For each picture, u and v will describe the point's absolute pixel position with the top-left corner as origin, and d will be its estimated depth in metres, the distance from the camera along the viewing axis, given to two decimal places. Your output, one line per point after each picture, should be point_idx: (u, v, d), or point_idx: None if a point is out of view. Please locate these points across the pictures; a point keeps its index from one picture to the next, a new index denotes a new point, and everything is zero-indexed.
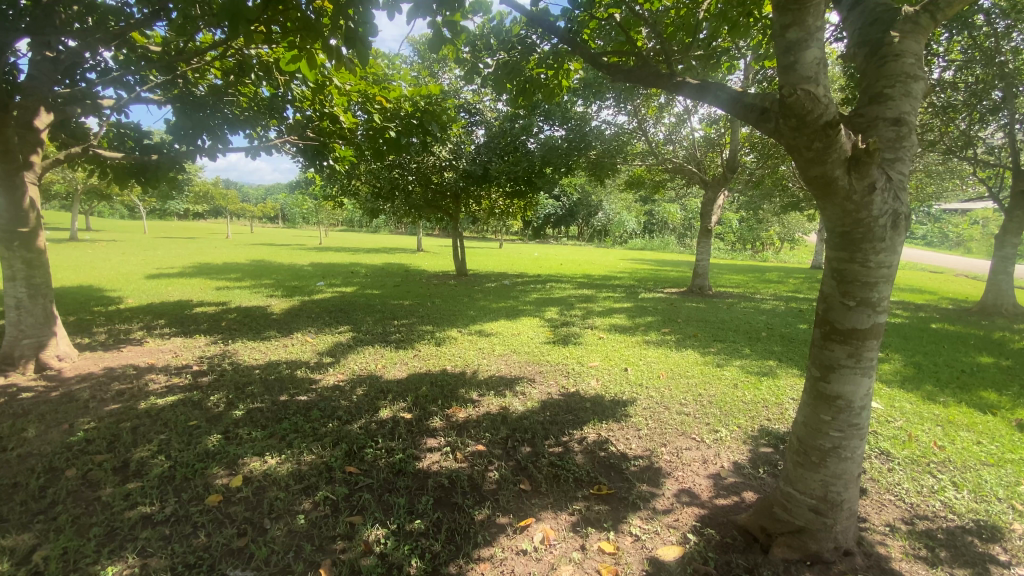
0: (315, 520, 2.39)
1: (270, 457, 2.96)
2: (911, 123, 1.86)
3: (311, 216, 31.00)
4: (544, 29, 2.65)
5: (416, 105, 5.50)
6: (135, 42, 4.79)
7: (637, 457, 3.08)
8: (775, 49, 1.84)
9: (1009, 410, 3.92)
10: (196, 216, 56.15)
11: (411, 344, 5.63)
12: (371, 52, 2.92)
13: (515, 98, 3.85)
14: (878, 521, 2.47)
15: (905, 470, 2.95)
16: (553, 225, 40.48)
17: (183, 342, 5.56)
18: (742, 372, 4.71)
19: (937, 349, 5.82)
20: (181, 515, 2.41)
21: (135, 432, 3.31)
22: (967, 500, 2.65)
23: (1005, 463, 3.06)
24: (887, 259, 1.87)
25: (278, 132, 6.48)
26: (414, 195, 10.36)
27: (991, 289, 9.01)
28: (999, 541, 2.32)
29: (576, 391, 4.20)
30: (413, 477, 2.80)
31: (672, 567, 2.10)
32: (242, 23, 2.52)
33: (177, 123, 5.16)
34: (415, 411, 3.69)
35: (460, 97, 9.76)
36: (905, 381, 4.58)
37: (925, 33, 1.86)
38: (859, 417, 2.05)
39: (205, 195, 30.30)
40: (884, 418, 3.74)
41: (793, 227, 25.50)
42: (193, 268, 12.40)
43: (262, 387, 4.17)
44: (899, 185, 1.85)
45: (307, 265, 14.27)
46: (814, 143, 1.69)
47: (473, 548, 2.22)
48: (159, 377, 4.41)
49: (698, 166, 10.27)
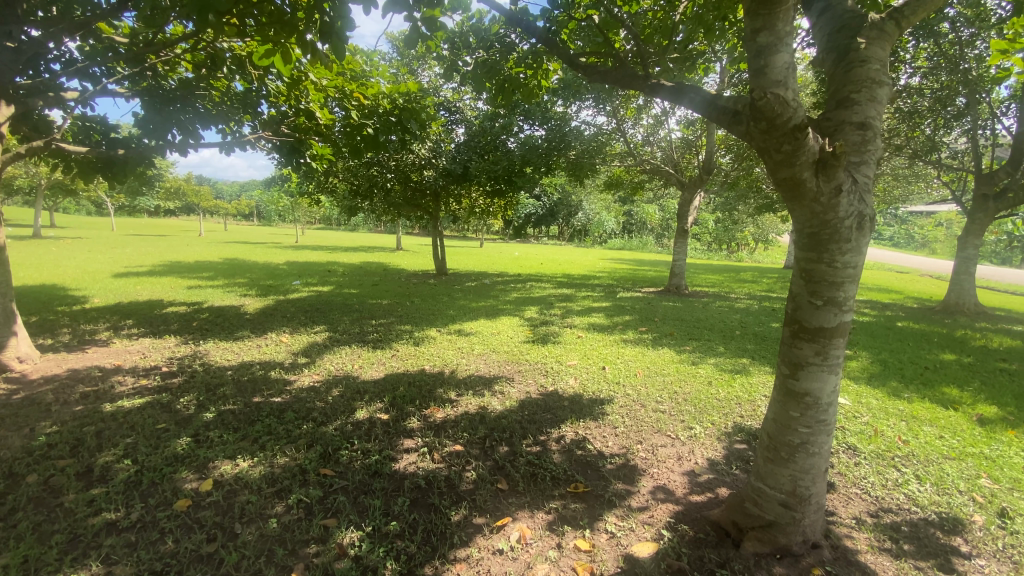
0: (288, 524, 2.35)
1: (242, 460, 2.90)
2: (876, 128, 1.92)
3: (287, 215, 30.39)
4: (522, 28, 2.66)
5: (394, 102, 5.41)
6: (101, 32, 4.62)
7: (613, 454, 3.11)
8: (746, 52, 1.88)
9: (969, 406, 4.08)
10: (167, 214, 54.46)
11: (389, 344, 5.57)
12: (347, 48, 2.86)
13: (494, 98, 3.82)
14: (845, 515, 2.54)
15: (871, 464, 3.05)
16: (534, 225, 40.64)
17: (152, 343, 5.41)
18: (716, 370, 4.80)
19: (902, 347, 6.02)
20: (148, 522, 2.34)
21: (100, 435, 3.20)
22: (930, 493, 2.75)
23: (966, 457, 3.18)
24: (852, 259, 1.92)
25: (252, 128, 6.34)
26: (393, 194, 10.23)
27: (954, 288, 9.34)
28: (960, 533, 2.40)
29: (554, 391, 4.20)
30: (389, 478, 2.77)
31: (647, 564, 2.12)
32: (213, 14, 2.45)
33: (145, 116, 4.95)
34: (392, 412, 3.66)
35: (440, 95, 9.73)
36: (872, 378, 4.73)
37: (890, 39, 1.92)
38: (826, 414, 2.10)
39: (176, 191, 29.47)
40: (852, 413, 3.86)
41: (766, 227, 26.12)
42: (162, 268, 11.98)
43: (234, 388, 4.08)
44: (864, 188, 1.91)
45: (283, 264, 13.97)
46: (783, 146, 1.73)
47: (450, 549, 2.21)
48: (126, 379, 4.27)
49: (675, 167, 10.41)
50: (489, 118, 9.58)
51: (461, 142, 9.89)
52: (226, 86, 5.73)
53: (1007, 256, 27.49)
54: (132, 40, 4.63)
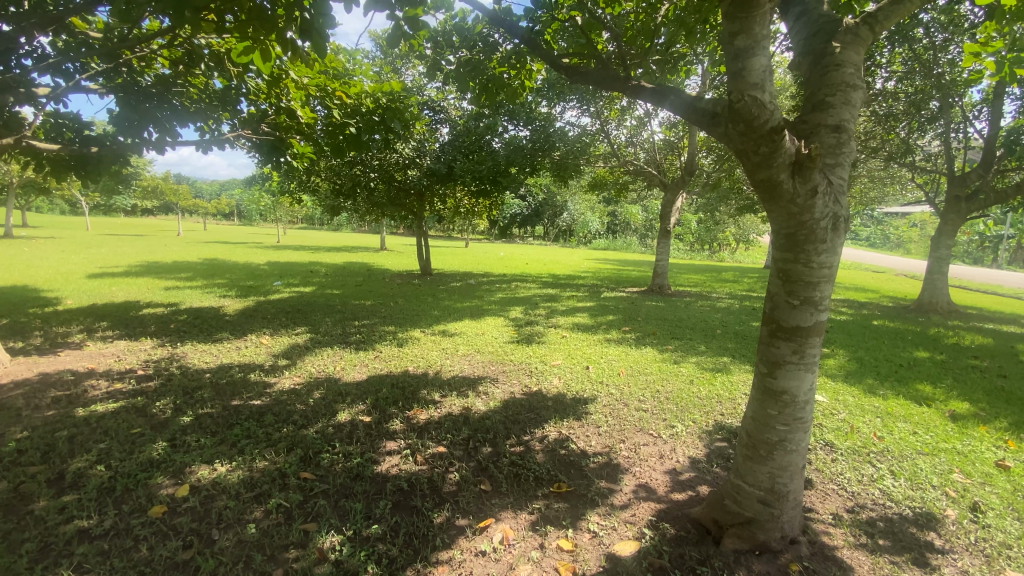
0: (267, 529, 2.31)
1: (220, 465, 2.84)
2: (850, 130, 1.95)
3: (269, 214, 29.87)
4: (505, 29, 2.65)
5: (377, 100, 5.37)
6: (74, 27, 4.49)
7: (596, 453, 3.12)
8: (724, 55, 1.90)
9: (942, 402, 4.19)
10: (143, 213, 53.08)
11: (372, 345, 5.53)
12: (329, 46, 2.83)
13: (478, 97, 3.80)
14: (823, 511, 2.58)
15: (848, 460, 3.11)
16: (519, 225, 40.67)
17: (127, 346, 5.28)
18: (697, 368, 4.86)
19: (878, 345, 6.17)
20: (122, 529, 2.28)
21: (72, 441, 3.11)
22: (904, 487, 2.81)
23: (939, 452, 3.26)
24: (827, 259, 1.96)
25: (231, 126, 6.24)
26: (377, 193, 10.13)
27: (928, 288, 9.57)
28: (934, 528, 2.46)
29: (538, 391, 4.21)
30: (371, 481, 2.73)
31: (629, 563, 2.13)
32: (189, 10, 2.41)
33: (120, 114, 4.83)
34: (375, 414, 3.62)
35: (424, 95, 9.71)
36: (848, 376, 4.83)
37: (863, 44, 1.95)
38: (803, 411, 2.14)
39: (153, 189, 28.85)
40: (829, 410, 3.93)
41: (747, 227, 26.55)
42: (137, 269, 11.64)
43: (212, 391, 4.00)
44: (840, 189, 1.94)
45: (264, 264, 13.75)
46: (761, 148, 1.75)
47: (431, 551, 2.19)
48: (100, 383, 4.15)
49: (658, 169, 10.52)
50: (473, 118, 9.55)
51: (446, 141, 9.88)
52: (204, 82, 5.63)
53: (978, 255, 28.44)
54: (107, 35, 4.51)
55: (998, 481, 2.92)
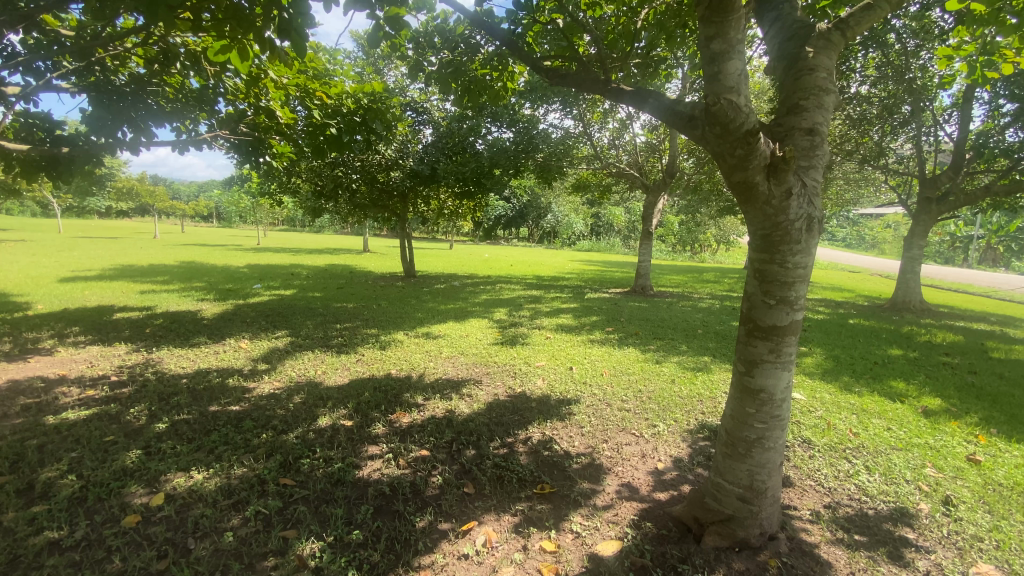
0: (245, 537, 2.26)
1: (196, 472, 2.78)
2: (823, 134, 2.00)
3: (247, 217, 29.22)
4: (486, 31, 2.64)
5: (358, 101, 5.28)
6: (44, 24, 4.36)
7: (579, 454, 3.13)
8: (700, 58, 1.93)
9: (915, 398, 4.30)
10: (118, 216, 51.73)
11: (354, 348, 5.47)
12: (308, 46, 2.79)
13: (460, 98, 3.80)
14: (802, 507, 2.62)
15: (825, 457, 3.18)
16: (504, 227, 40.70)
17: (100, 351, 5.14)
18: (679, 368, 4.91)
19: (854, 343, 6.31)
20: (94, 540, 2.22)
21: (42, 450, 3.01)
22: (878, 483, 2.88)
23: (912, 447, 3.35)
24: (802, 260, 2.00)
25: (208, 126, 6.12)
26: (359, 195, 10.06)
27: (901, 287, 9.81)
28: (909, 523, 2.52)
29: (522, 392, 4.22)
30: (352, 486, 2.71)
31: (612, 563, 2.13)
32: (163, 9, 2.36)
33: (93, 113, 4.70)
34: (357, 418, 3.58)
35: (407, 96, 9.72)
36: (825, 374, 4.92)
37: (836, 49, 2.00)
38: (781, 409, 2.17)
39: (128, 191, 28.17)
40: (807, 408, 4.01)
41: (727, 229, 27.05)
42: (111, 272, 11.39)
43: (189, 397, 3.91)
44: (813, 192, 1.98)
45: (243, 266, 13.52)
46: (736, 150, 1.78)
47: (414, 556, 2.17)
48: (71, 390, 4.03)
49: (640, 171, 10.62)
50: (456, 119, 9.55)
51: (429, 143, 9.85)
52: (180, 82, 5.51)
53: (950, 255, 29.31)
54: (78, 32, 4.39)
55: (969, 474, 3.01)
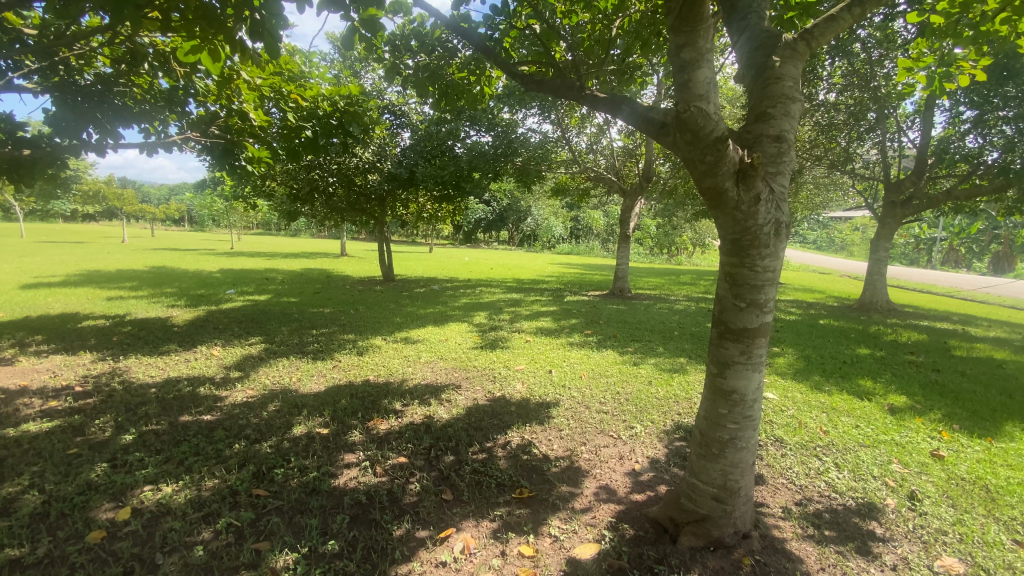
0: (216, 550, 2.20)
1: (165, 485, 2.70)
2: (789, 141, 2.06)
3: (221, 221, 28.56)
4: (460, 34, 2.64)
5: (334, 104, 5.20)
6: (5, 22, 4.21)
7: (558, 457, 3.14)
8: (671, 66, 1.96)
9: (882, 396, 4.45)
10: (85, 219, 49.84)
11: (331, 354, 5.39)
12: (282, 46, 2.77)
13: (437, 102, 3.75)
14: (775, 505, 2.68)
15: (797, 455, 3.26)
16: (484, 231, 40.72)
17: (64, 360, 4.96)
18: (655, 369, 4.97)
19: (824, 343, 6.48)
20: (57, 557, 2.13)
21: (1, 463, 2.89)
22: (847, 479, 2.96)
23: (879, 444, 3.45)
24: (770, 263, 2.05)
25: (179, 128, 5.98)
26: (336, 198, 9.89)
27: (869, 288, 10.13)
28: (876, 518, 2.59)
29: (502, 396, 4.22)
30: (328, 495, 2.66)
31: (589, 565, 2.15)
32: (129, 9, 2.30)
33: (56, 114, 4.56)
34: (333, 426, 3.52)
35: (384, 98, 9.68)
36: (797, 373, 5.05)
37: (801, 58, 2.06)
38: (752, 409, 2.22)
39: (94, 195, 27.26)
40: (779, 407, 4.10)
41: (703, 232, 27.70)
42: (77, 278, 10.99)
43: (158, 407, 3.79)
44: (781, 197, 2.04)
45: (216, 271, 13.22)
46: (706, 157, 1.82)
47: (390, 565, 2.15)
48: (33, 401, 3.87)
49: (617, 175, 10.74)
50: (435, 122, 9.57)
51: (407, 146, 9.81)
52: (149, 82, 5.37)
53: (915, 257, 30.47)
54: (40, 30, 4.25)
55: (933, 470, 3.11)
